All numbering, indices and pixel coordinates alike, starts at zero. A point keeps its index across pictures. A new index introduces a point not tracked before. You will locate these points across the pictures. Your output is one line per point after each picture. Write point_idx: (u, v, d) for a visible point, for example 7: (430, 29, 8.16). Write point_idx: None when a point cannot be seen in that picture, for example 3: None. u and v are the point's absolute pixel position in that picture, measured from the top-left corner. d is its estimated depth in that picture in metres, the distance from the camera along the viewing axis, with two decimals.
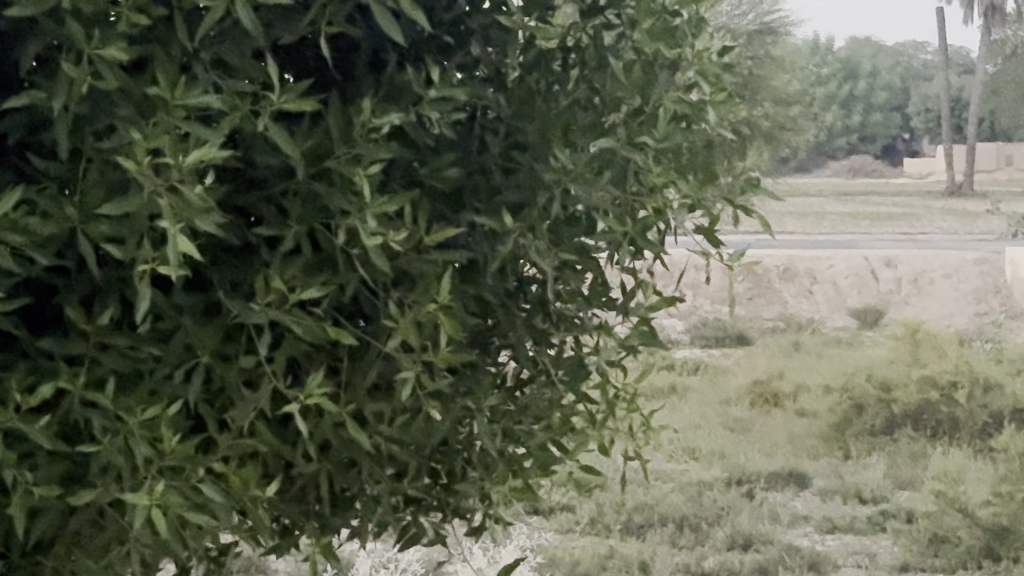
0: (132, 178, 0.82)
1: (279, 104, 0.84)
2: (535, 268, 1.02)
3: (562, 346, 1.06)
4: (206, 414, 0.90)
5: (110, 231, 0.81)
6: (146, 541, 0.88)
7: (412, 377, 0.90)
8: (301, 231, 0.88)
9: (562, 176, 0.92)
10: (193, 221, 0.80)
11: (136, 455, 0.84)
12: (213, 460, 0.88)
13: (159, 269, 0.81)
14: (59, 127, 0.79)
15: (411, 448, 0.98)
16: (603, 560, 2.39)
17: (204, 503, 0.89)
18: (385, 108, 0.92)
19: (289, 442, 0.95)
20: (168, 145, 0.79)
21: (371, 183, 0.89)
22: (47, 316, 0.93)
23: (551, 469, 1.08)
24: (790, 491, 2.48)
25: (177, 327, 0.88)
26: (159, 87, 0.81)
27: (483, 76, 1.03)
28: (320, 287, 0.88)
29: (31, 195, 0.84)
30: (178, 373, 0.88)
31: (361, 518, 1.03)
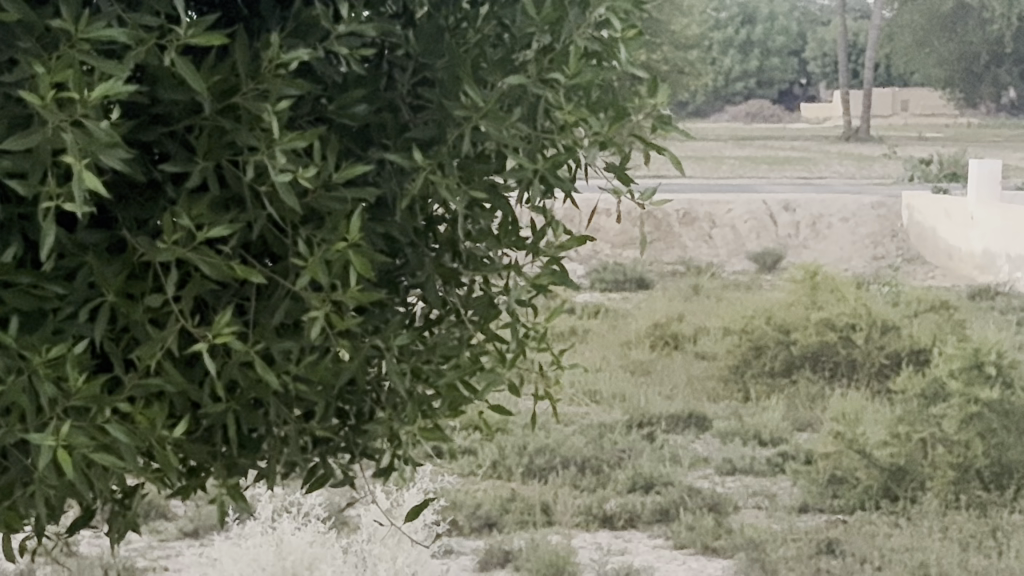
0: (33, 113, 0.80)
1: (186, 37, 0.82)
2: (445, 206, 1.01)
3: (471, 285, 1.05)
4: (112, 354, 0.88)
5: (11, 166, 0.79)
6: (52, 483, 0.86)
7: (322, 316, 0.89)
8: (208, 167, 0.86)
9: (473, 113, 0.91)
10: (98, 156, 0.79)
11: (42, 395, 0.82)
12: (119, 400, 0.87)
13: (63, 205, 0.79)
14: None
15: (320, 387, 0.97)
16: (505, 503, 3.05)
17: (112, 444, 0.88)
18: (293, 44, 0.91)
19: (196, 381, 0.93)
20: (73, 78, 0.77)
21: (278, 119, 0.87)
22: None
23: (461, 409, 1.07)
24: (692, 433, 3.35)
25: (82, 265, 0.86)
26: (62, 20, 0.79)
27: (391, 12, 1.01)
28: (229, 226, 0.86)
29: None
30: (84, 311, 0.86)
31: (270, 459, 1.02)
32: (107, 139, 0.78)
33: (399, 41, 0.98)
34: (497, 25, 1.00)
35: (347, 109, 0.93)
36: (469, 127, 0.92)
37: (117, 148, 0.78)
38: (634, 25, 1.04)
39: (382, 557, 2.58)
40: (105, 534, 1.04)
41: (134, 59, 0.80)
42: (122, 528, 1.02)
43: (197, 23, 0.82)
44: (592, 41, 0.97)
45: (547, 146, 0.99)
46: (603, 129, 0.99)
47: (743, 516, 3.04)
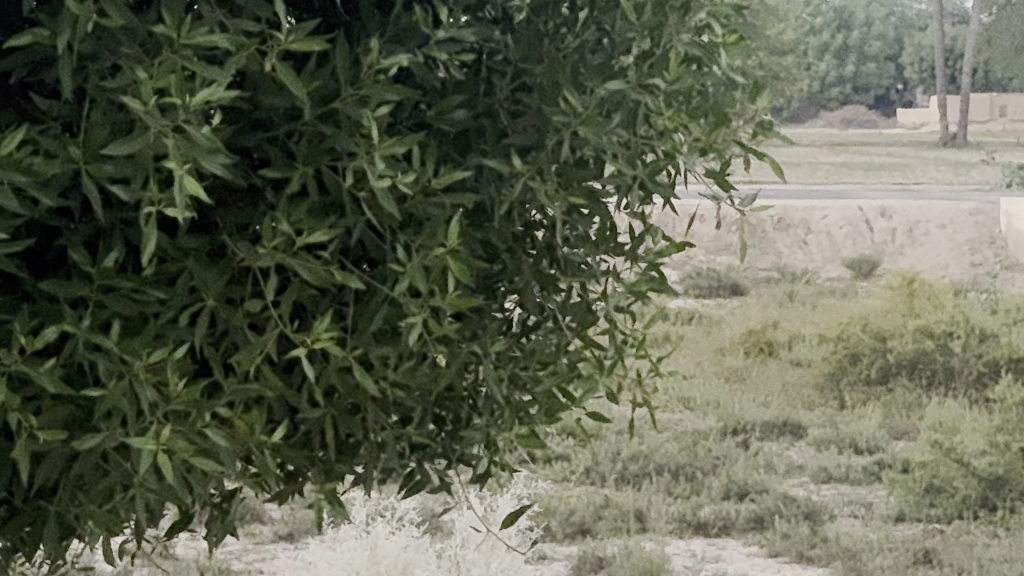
0: (134, 117, 0.81)
1: (286, 43, 0.82)
2: (544, 212, 1.01)
3: (569, 291, 1.05)
4: (211, 358, 0.88)
5: (112, 170, 0.80)
6: (151, 487, 0.86)
7: (419, 321, 0.89)
8: (308, 172, 0.87)
9: (572, 119, 0.90)
10: (200, 162, 0.79)
11: (142, 400, 0.83)
12: (218, 405, 0.87)
13: (164, 212, 0.79)
14: (61, 67, 0.78)
15: (416, 394, 0.97)
16: (601, 508, 3.17)
17: (211, 449, 0.88)
18: (393, 49, 0.90)
19: (294, 386, 0.94)
20: (175, 85, 0.77)
21: (378, 125, 0.87)
22: (50, 260, 0.91)
23: (559, 415, 1.07)
24: (786, 439, 3.47)
25: (183, 270, 0.87)
26: (164, 27, 0.79)
27: (489, 16, 1.01)
28: (328, 231, 0.86)
29: (33, 134, 0.83)
30: (183, 316, 0.86)
31: (367, 465, 1.02)
32: (208, 145, 0.78)
33: (498, 46, 0.97)
34: (596, 30, 0.99)
35: (445, 114, 0.93)
36: (568, 133, 0.91)
37: (219, 155, 0.79)
38: (735, 30, 1.03)
39: (476, 563, 2.57)
40: (203, 539, 1.04)
41: (236, 65, 0.80)
42: (219, 533, 1.02)
43: (298, 28, 0.82)
44: (692, 47, 0.97)
45: (646, 151, 0.99)
46: (704, 135, 0.98)
47: (838, 525, 3.12)
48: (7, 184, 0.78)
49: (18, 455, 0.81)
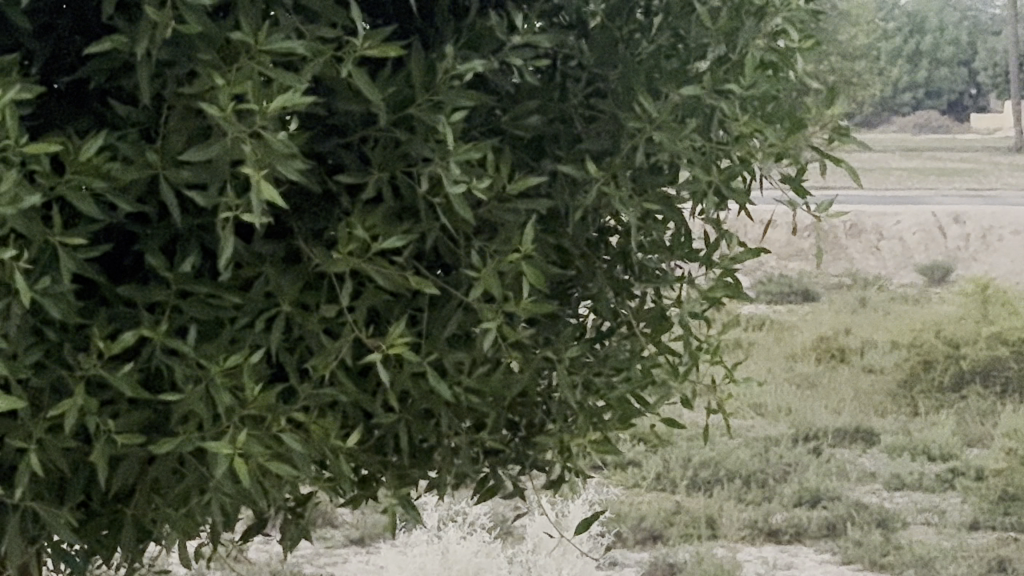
0: (211, 123, 0.81)
1: (362, 49, 0.82)
2: (617, 218, 1.01)
3: (643, 297, 1.05)
4: (286, 363, 0.89)
5: (190, 176, 0.80)
6: (227, 491, 0.87)
7: (493, 327, 0.89)
8: (383, 178, 0.87)
9: (646, 125, 0.90)
10: (276, 167, 0.79)
11: (218, 405, 0.83)
12: (293, 410, 0.87)
13: (242, 217, 0.80)
14: (139, 73, 0.78)
15: (490, 399, 0.97)
16: (671, 515, 2.81)
17: (286, 453, 0.88)
18: (468, 55, 0.91)
19: (368, 391, 0.94)
20: (251, 89, 0.78)
21: (452, 131, 0.88)
22: (127, 265, 0.91)
23: (633, 421, 1.06)
24: (858, 447, 2.84)
25: (258, 275, 0.87)
26: (242, 32, 0.80)
27: (565, 22, 1.01)
28: (403, 236, 0.87)
29: (112, 141, 0.83)
30: (259, 321, 0.87)
31: (441, 470, 1.02)
32: (285, 151, 0.78)
33: (572, 52, 0.97)
34: (671, 35, 0.99)
35: (520, 119, 0.93)
36: (642, 139, 0.91)
37: (295, 161, 0.79)
38: (810, 35, 1.03)
39: (547, 568, 2.55)
40: (277, 543, 1.05)
41: (311, 71, 0.80)
42: (293, 537, 1.03)
43: (373, 34, 0.82)
44: (766, 53, 0.96)
45: (721, 157, 0.98)
46: (780, 141, 0.98)
47: (912, 534, 2.76)
48: (84, 191, 0.80)
49: (95, 460, 0.82)
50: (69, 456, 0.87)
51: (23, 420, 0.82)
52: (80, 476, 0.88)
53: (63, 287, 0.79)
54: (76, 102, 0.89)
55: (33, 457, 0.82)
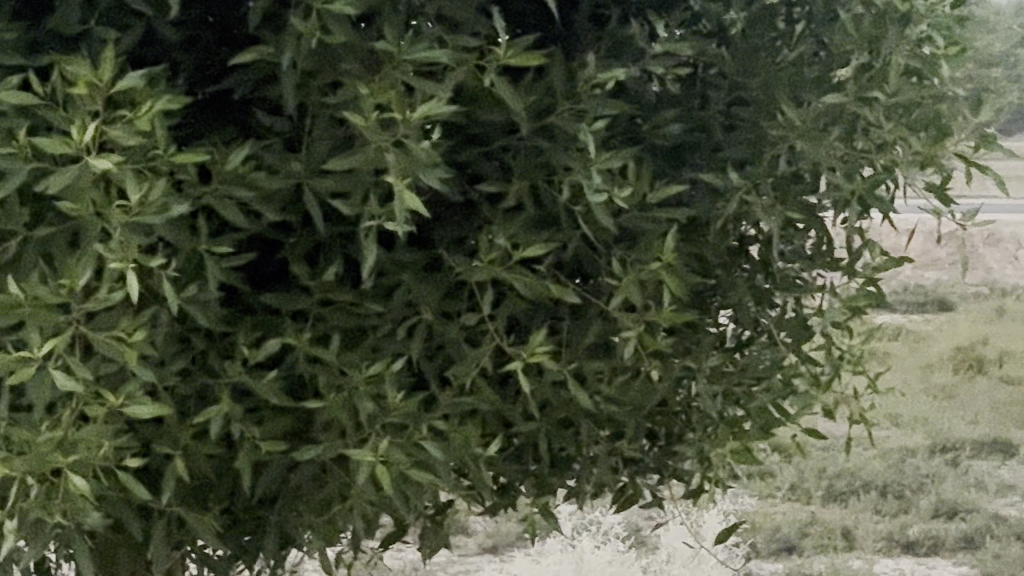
0: (355, 132, 0.82)
1: (504, 58, 0.83)
2: (757, 226, 1.00)
3: (784, 306, 1.04)
4: (428, 371, 0.89)
5: (333, 186, 0.81)
6: (368, 498, 0.87)
7: (634, 336, 0.89)
8: (524, 187, 0.87)
9: (789, 133, 0.90)
10: (420, 176, 0.80)
11: (360, 412, 0.84)
12: (434, 418, 0.87)
13: (385, 225, 0.80)
14: (285, 83, 0.79)
15: (630, 408, 0.97)
16: (805, 527, 2.34)
17: (428, 461, 0.88)
18: (609, 64, 0.91)
19: (509, 399, 0.94)
20: (395, 98, 0.78)
21: (594, 139, 0.88)
22: (270, 273, 0.92)
23: (773, 432, 1.06)
24: (999, 459, 2.33)
25: (400, 284, 0.88)
26: (387, 42, 0.80)
27: (705, 31, 1.00)
28: (544, 244, 0.87)
29: (257, 151, 0.84)
30: (401, 329, 0.87)
31: (580, 479, 1.02)
32: (428, 160, 0.79)
33: (713, 61, 0.97)
34: (813, 43, 0.99)
35: (661, 127, 0.93)
36: (784, 147, 0.91)
37: (438, 170, 0.79)
38: (955, 42, 1.02)
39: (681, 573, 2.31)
40: (417, 551, 1.05)
41: (453, 80, 0.80)
42: (433, 545, 1.03)
43: (516, 43, 0.82)
44: (911, 60, 0.96)
45: (864, 165, 0.98)
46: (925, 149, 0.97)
47: None
48: (230, 200, 0.81)
49: (239, 466, 0.83)
50: (214, 462, 0.88)
51: (170, 425, 0.83)
52: (225, 482, 0.90)
53: (209, 295, 0.80)
54: (219, 111, 0.90)
55: (180, 462, 0.83)
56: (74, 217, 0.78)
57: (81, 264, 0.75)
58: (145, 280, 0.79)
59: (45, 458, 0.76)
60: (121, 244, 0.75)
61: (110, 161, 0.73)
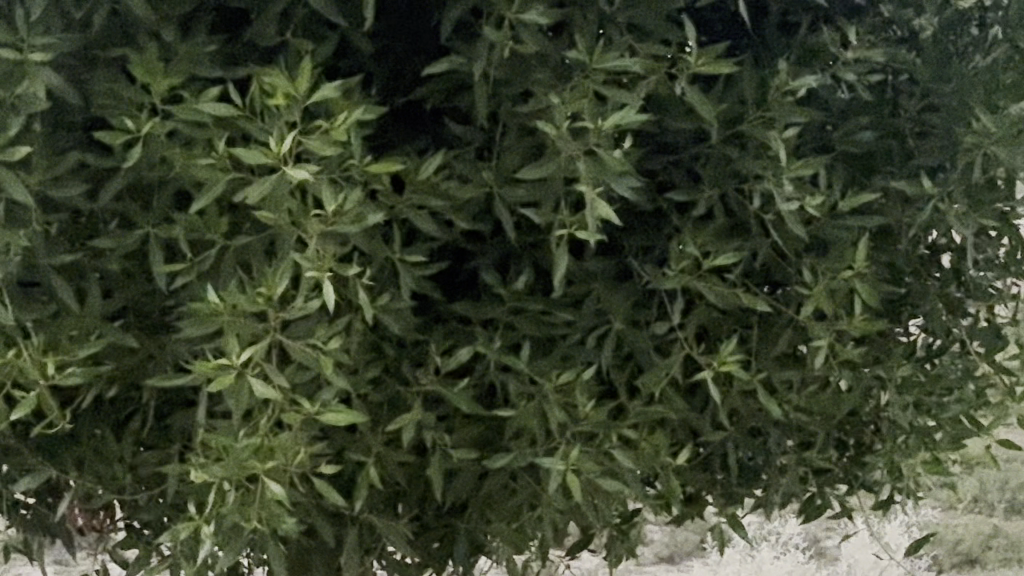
0: (546, 141, 0.82)
1: (695, 67, 0.82)
2: (949, 235, 0.99)
3: (976, 315, 1.03)
4: (618, 381, 0.89)
5: (524, 195, 0.82)
6: (559, 506, 0.87)
7: (825, 346, 0.89)
8: (715, 195, 0.87)
9: (982, 139, 0.89)
10: (611, 185, 0.80)
11: (551, 420, 0.84)
12: (624, 427, 0.88)
13: (577, 234, 0.80)
14: (476, 93, 0.80)
15: (820, 418, 0.96)
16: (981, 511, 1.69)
17: (617, 471, 0.89)
18: (800, 70, 0.90)
19: (697, 409, 0.94)
20: (588, 107, 0.79)
21: (784, 147, 0.87)
22: (459, 281, 0.93)
23: (965, 443, 1.04)
24: None
25: (589, 292, 0.88)
26: (578, 51, 0.81)
27: (897, 37, 0.99)
28: (734, 253, 0.86)
29: (448, 161, 0.85)
30: (591, 337, 0.87)
31: (768, 489, 1.01)
32: (619, 169, 0.79)
33: (905, 67, 0.96)
34: (1008, 49, 0.97)
35: (852, 134, 0.92)
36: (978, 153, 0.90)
37: (630, 178, 0.79)
38: None
39: None
40: (603, 560, 1.05)
41: (645, 89, 0.80)
42: (619, 552, 1.04)
43: (707, 52, 0.82)
44: None
45: None
46: None
47: None
48: (424, 210, 0.81)
49: (430, 473, 0.84)
50: (405, 469, 0.89)
51: (363, 433, 0.84)
52: (416, 488, 0.90)
53: (402, 302, 0.81)
54: (410, 120, 0.91)
55: (373, 469, 0.84)
56: (270, 228, 0.79)
57: (279, 273, 0.76)
58: (341, 289, 0.80)
59: (241, 464, 0.78)
60: (317, 253, 0.76)
61: (306, 172, 0.74)
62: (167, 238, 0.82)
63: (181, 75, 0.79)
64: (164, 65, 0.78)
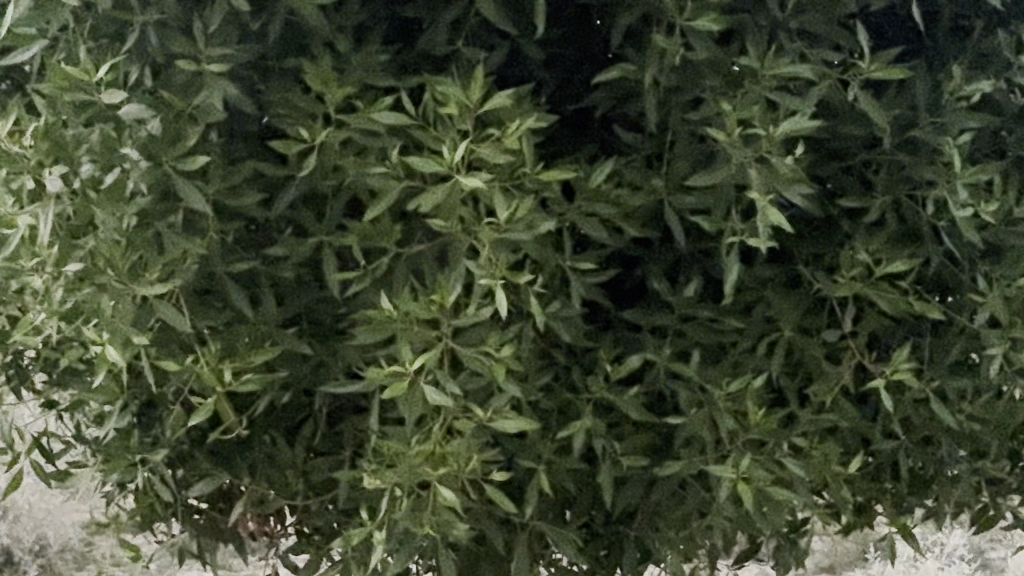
0: (717, 149, 0.82)
1: (868, 72, 0.82)
2: None
3: None
4: (788, 389, 0.89)
5: (694, 203, 0.81)
6: (729, 515, 0.87)
7: (1000, 354, 0.87)
8: (887, 202, 0.86)
9: None
10: (782, 192, 0.79)
11: (721, 429, 0.84)
12: (795, 436, 0.87)
13: (748, 242, 0.80)
14: (647, 100, 0.80)
15: (993, 428, 0.95)
16: None
17: (788, 480, 0.88)
18: (973, 76, 0.89)
19: (868, 418, 0.93)
20: (759, 114, 0.78)
21: (957, 153, 0.86)
22: (627, 289, 0.93)
23: None
24: None
25: (760, 300, 0.87)
26: (750, 58, 0.80)
27: None
28: (907, 260, 0.85)
29: (618, 168, 0.85)
30: (761, 345, 0.87)
31: (940, 500, 1.00)
32: (791, 176, 0.78)
33: None
34: None
35: None
36: None
37: (801, 185, 0.79)
38: None
39: None
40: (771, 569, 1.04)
41: (816, 96, 0.80)
42: (787, 562, 1.03)
43: (880, 57, 0.81)
44: None
45: None
46: None
47: None
48: (595, 217, 0.81)
49: (601, 480, 0.84)
50: (574, 476, 0.89)
51: (533, 440, 0.85)
52: (585, 495, 0.91)
53: (573, 310, 0.81)
54: (579, 127, 0.92)
55: (543, 476, 0.84)
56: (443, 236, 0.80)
57: (452, 281, 0.76)
58: (513, 297, 0.80)
59: (414, 470, 0.78)
60: (490, 261, 0.76)
61: (479, 179, 0.75)
62: (341, 245, 0.83)
63: (354, 85, 0.80)
64: (338, 75, 0.80)
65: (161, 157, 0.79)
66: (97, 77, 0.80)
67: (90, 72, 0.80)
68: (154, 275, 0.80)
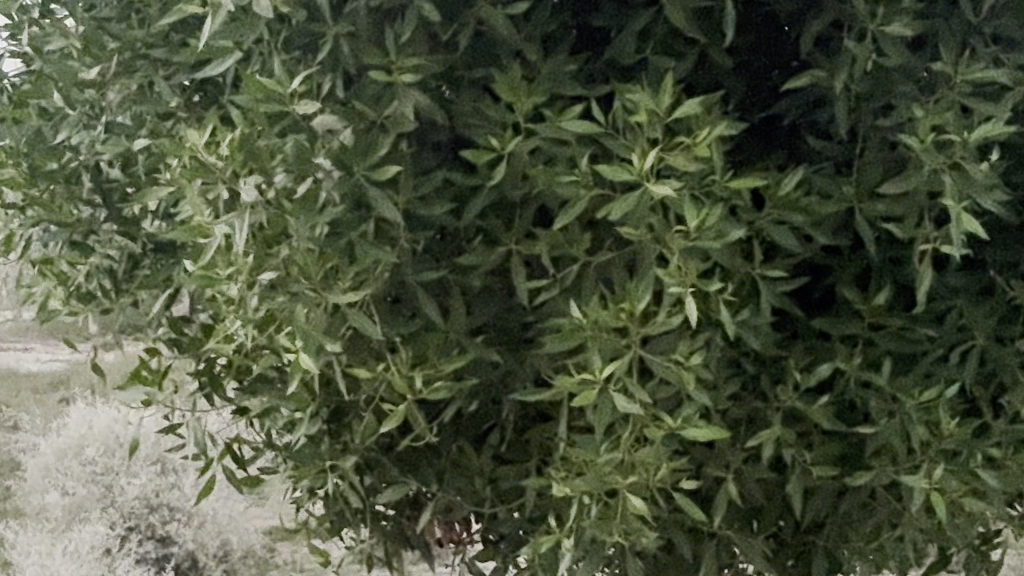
0: (909, 155, 0.81)
1: None
2: None
3: None
4: (982, 399, 0.87)
5: (886, 210, 0.81)
6: (921, 525, 0.86)
7: None
8: None
9: None
10: (977, 198, 0.78)
11: (913, 439, 0.83)
12: (988, 446, 0.86)
13: (941, 249, 0.79)
14: (838, 106, 0.79)
15: None
16: None
17: (982, 491, 0.87)
18: None
19: None
20: (953, 120, 0.77)
21: None
22: (817, 298, 0.92)
23: None
24: None
25: (953, 308, 0.86)
26: (944, 63, 0.79)
27: None
28: None
29: (809, 175, 0.84)
30: (954, 354, 0.86)
31: None
32: (986, 182, 0.77)
33: None
34: None
35: None
36: None
37: (997, 191, 0.77)
38: None
39: None
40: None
41: (1012, 100, 0.78)
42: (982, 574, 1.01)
43: None
44: None
45: None
46: None
47: None
48: (785, 225, 0.81)
49: (790, 489, 0.84)
50: (763, 485, 0.89)
51: (721, 448, 0.84)
52: (774, 503, 0.91)
53: (763, 319, 0.81)
54: (766, 136, 0.91)
55: (732, 486, 0.84)
56: (632, 245, 0.81)
57: (641, 289, 0.76)
58: (702, 305, 0.80)
59: (603, 478, 0.79)
60: (680, 270, 0.76)
61: (669, 188, 0.74)
62: (530, 255, 0.84)
63: (544, 94, 0.80)
64: (528, 84, 0.80)
65: (354, 167, 0.80)
66: (291, 88, 0.81)
67: (284, 83, 0.81)
68: (347, 285, 0.81)
